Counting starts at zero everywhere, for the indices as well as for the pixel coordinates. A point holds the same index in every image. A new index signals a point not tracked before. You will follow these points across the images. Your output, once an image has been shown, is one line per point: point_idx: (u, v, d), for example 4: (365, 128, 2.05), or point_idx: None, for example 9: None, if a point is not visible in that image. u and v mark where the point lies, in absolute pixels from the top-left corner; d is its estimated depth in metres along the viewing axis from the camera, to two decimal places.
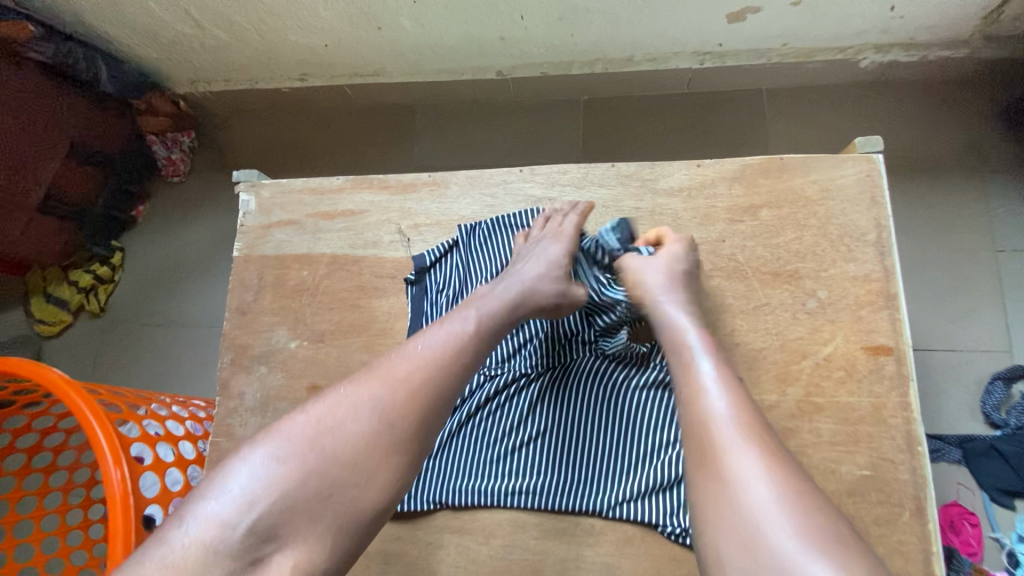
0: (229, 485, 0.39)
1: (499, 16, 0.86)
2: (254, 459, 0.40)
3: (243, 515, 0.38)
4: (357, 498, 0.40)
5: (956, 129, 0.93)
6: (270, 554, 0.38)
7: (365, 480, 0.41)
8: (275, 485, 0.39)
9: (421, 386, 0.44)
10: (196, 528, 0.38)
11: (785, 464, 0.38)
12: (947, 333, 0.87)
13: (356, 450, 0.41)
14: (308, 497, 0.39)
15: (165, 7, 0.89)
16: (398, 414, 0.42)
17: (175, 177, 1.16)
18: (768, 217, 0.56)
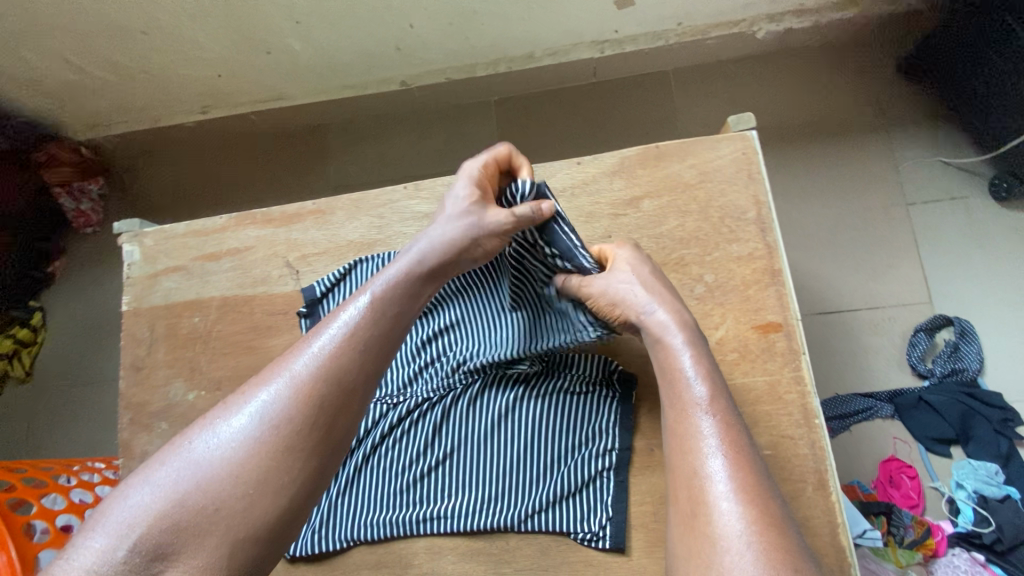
0: (112, 516, 0.36)
1: (388, 26, 0.84)
2: (137, 485, 0.37)
3: (125, 538, 0.35)
4: (248, 508, 0.37)
5: (859, 88, 0.95)
6: (161, 571, 0.35)
7: (257, 488, 0.37)
8: (159, 505, 0.36)
9: (314, 384, 0.40)
10: (79, 558, 0.35)
11: (757, 477, 0.40)
12: (869, 291, 0.89)
13: (247, 462, 0.38)
14: (191, 513, 0.36)
15: (41, 55, 0.85)
16: (290, 414, 0.39)
17: (88, 229, 1.12)
18: (650, 207, 0.56)
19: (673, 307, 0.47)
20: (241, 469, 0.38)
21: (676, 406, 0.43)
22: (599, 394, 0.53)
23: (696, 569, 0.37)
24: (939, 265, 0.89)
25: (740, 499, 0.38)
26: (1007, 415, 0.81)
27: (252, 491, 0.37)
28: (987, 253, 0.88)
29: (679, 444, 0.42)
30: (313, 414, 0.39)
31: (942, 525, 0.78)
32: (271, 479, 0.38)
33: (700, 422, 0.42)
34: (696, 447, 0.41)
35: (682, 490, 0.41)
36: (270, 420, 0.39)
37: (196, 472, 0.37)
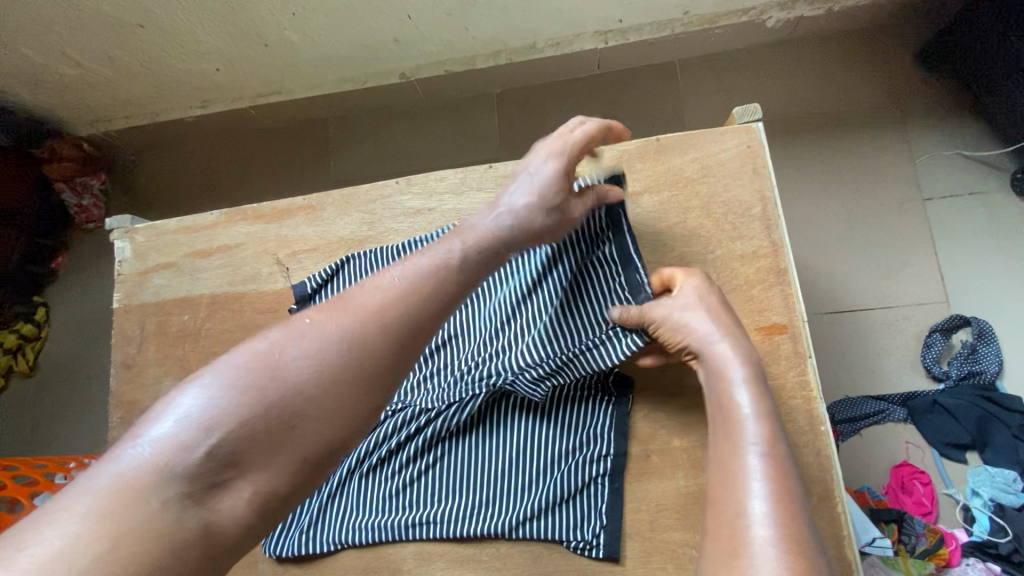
0: (177, 408, 0.32)
1: (385, 17, 0.82)
2: (193, 390, 0.32)
3: (204, 435, 0.31)
4: (320, 434, 0.33)
5: (874, 79, 0.91)
6: (229, 478, 0.31)
7: (334, 411, 0.33)
8: (226, 415, 0.31)
9: (393, 319, 0.36)
10: (146, 451, 0.30)
11: (806, 530, 0.36)
12: (882, 290, 0.85)
13: (323, 373, 0.34)
14: (268, 422, 0.32)
15: (37, 50, 0.85)
16: (370, 344, 0.35)
17: (89, 224, 1.12)
18: (649, 203, 0.54)
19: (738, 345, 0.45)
20: (322, 391, 0.33)
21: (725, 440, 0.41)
22: (592, 399, 0.51)
23: None
24: (956, 263, 0.85)
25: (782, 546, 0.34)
26: None
27: (326, 407, 0.33)
28: (1007, 251, 0.85)
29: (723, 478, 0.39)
30: (393, 343, 0.36)
31: (956, 534, 0.75)
32: (344, 410, 0.34)
33: (749, 458, 0.39)
34: (743, 483, 0.38)
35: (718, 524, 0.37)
36: (349, 350, 0.35)
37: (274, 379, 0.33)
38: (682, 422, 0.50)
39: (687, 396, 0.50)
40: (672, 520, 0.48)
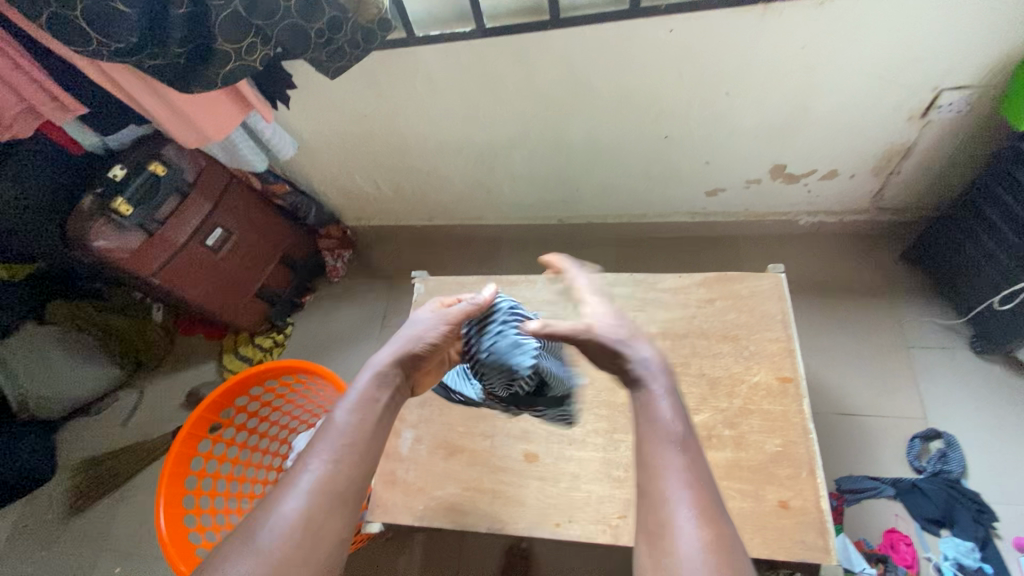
0: (260, 538, 0.51)
1: (563, 188, 1.41)
2: (264, 525, 0.51)
3: (277, 533, 0.51)
4: (340, 521, 0.54)
5: (872, 265, 1.38)
6: (295, 552, 0.51)
7: (339, 500, 0.54)
8: (281, 530, 0.51)
9: (359, 440, 0.58)
10: (259, 554, 0.50)
11: (701, 473, 0.52)
12: (877, 403, 1.23)
13: (345, 471, 0.56)
14: (312, 524, 0.52)
15: (364, 179, 1.49)
16: (347, 458, 0.57)
17: (335, 277, 1.71)
18: (720, 305, 1.00)
19: (655, 391, 0.58)
20: (329, 493, 0.54)
21: (642, 404, 0.58)
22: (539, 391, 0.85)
23: (653, 539, 0.49)
24: (933, 392, 1.22)
25: (706, 545, 0.47)
26: (983, 507, 1.08)
27: (317, 558, 0.51)
28: (969, 388, 1.21)
29: (654, 507, 0.51)
30: (363, 450, 0.58)
31: None
32: (346, 500, 0.55)
33: (669, 426, 0.55)
34: (663, 447, 0.53)
35: (648, 534, 0.50)
36: (337, 464, 0.56)
37: (260, 560, 0.49)
38: (729, 420, 0.90)
39: (734, 407, 0.91)
40: (722, 472, 0.86)
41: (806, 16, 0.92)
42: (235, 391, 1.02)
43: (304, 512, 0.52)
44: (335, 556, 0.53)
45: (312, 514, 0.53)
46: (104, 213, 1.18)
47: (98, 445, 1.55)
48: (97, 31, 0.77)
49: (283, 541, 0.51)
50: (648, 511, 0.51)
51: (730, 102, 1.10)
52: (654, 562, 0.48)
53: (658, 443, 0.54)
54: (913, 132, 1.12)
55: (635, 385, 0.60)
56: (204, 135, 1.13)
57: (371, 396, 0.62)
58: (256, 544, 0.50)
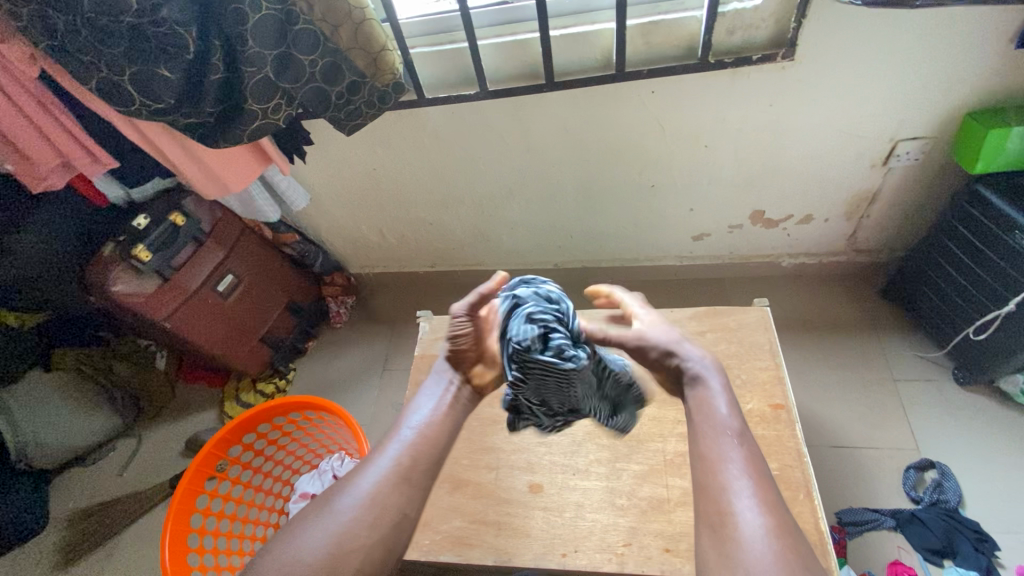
0: (338, 510, 0.61)
1: (559, 235, 1.50)
2: (342, 501, 0.62)
3: (350, 508, 0.61)
4: (405, 503, 0.63)
5: (854, 303, 1.46)
6: (361, 526, 0.60)
7: (406, 484, 0.64)
8: (353, 504, 0.62)
9: (431, 432, 0.68)
10: (335, 523, 0.60)
11: (758, 467, 0.58)
12: (870, 435, 1.26)
13: (413, 459, 0.65)
14: (377, 504, 0.62)
15: (370, 229, 1.58)
16: (413, 449, 0.66)
17: (338, 323, 1.76)
18: (710, 336, 1.06)
19: (711, 389, 0.64)
20: (394, 480, 0.64)
21: (698, 402, 0.64)
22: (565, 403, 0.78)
23: (714, 523, 0.55)
24: (923, 424, 1.26)
25: (768, 528, 0.52)
26: (983, 535, 1.09)
27: (377, 531, 0.61)
28: (957, 419, 1.25)
29: (713, 494, 0.57)
30: (434, 437, 0.68)
31: None
32: (410, 489, 0.64)
33: (725, 424, 0.61)
34: (719, 441, 0.60)
35: (710, 519, 0.56)
36: (405, 452, 0.66)
37: (336, 523, 0.60)
38: None
39: None
40: None
41: (770, 77, 1.04)
42: (243, 428, 1.05)
43: (376, 491, 0.62)
44: (397, 534, 0.61)
45: (379, 492, 0.62)
46: (125, 259, 1.25)
47: (92, 496, 1.52)
48: (140, 93, 0.86)
49: (356, 513, 0.61)
50: (707, 497, 0.57)
51: (709, 154, 1.21)
52: (719, 543, 0.53)
53: (717, 440, 0.60)
54: (877, 177, 1.23)
55: (691, 384, 0.66)
56: (224, 186, 1.21)
57: (450, 400, 0.72)
58: (335, 514, 0.61)
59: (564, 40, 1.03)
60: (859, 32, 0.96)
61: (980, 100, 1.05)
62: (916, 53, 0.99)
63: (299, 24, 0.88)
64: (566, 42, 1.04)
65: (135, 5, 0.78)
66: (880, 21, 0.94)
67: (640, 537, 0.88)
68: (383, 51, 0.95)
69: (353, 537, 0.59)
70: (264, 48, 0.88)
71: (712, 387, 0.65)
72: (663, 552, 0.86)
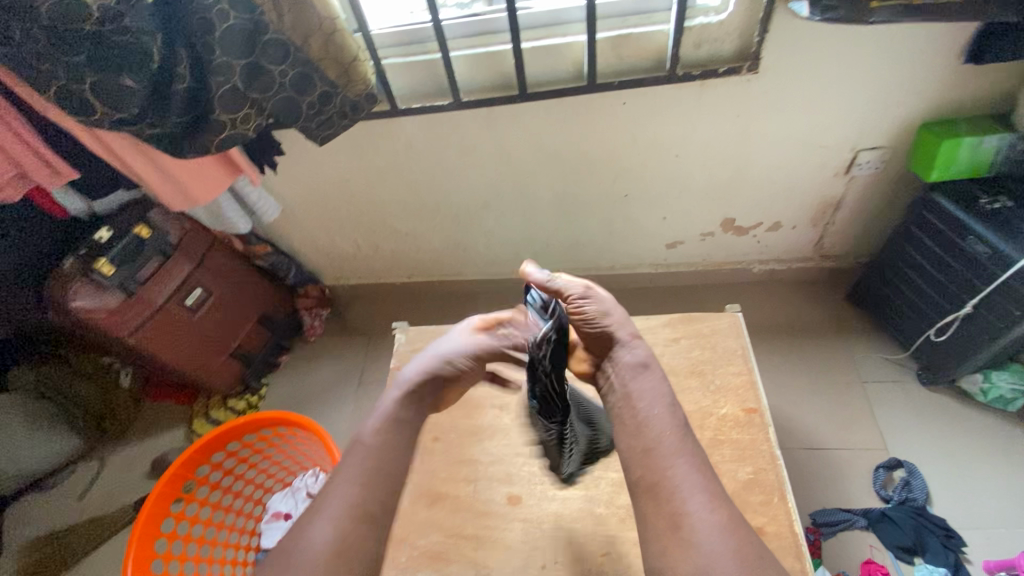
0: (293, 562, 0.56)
1: (536, 245, 1.50)
2: (298, 550, 0.57)
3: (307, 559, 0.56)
4: (367, 538, 0.59)
5: (822, 307, 1.50)
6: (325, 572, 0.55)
7: (366, 517, 0.60)
8: (311, 551, 0.56)
9: (385, 456, 0.65)
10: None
11: (703, 463, 0.61)
12: (840, 436, 1.29)
13: (369, 490, 0.62)
14: (340, 545, 0.57)
15: (345, 240, 1.56)
16: (367, 480, 0.63)
17: (312, 336, 1.72)
18: (684, 342, 1.08)
19: (656, 387, 0.68)
20: (352, 516, 0.59)
21: (639, 397, 0.67)
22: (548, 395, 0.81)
23: (668, 524, 0.57)
24: (890, 424, 1.29)
25: (723, 523, 0.56)
26: (950, 532, 1.13)
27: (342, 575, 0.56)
28: (921, 418, 1.29)
29: (665, 496, 0.58)
30: (388, 461, 0.65)
31: None
32: (370, 521, 0.60)
33: (669, 422, 0.64)
34: (665, 438, 0.62)
35: (663, 520, 0.57)
36: (358, 483, 0.62)
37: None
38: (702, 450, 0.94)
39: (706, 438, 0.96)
40: None
41: (736, 89, 1.07)
42: (212, 448, 1.01)
43: (334, 532, 0.58)
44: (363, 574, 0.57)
45: (338, 531, 0.58)
46: (86, 274, 1.20)
47: (50, 523, 1.45)
48: (101, 102, 0.83)
49: (316, 559, 0.56)
50: (658, 495, 0.59)
51: (680, 164, 1.24)
52: (676, 546, 0.55)
53: (663, 439, 0.62)
54: (841, 185, 1.27)
55: (631, 374, 0.69)
56: (193, 199, 1.18)
57: (398, 414, 0.69)
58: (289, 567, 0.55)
59: (536, 52, 1.05)
60: (819, 45, 0.99)
61: (934, 112, 1.10)
62: (874, 66, 1.03)
63: (268, 33, 0.87)
64: (539, 54, 1.05)
65: (99, 13, 0.76)
66: (839, 36, 0.98)
67: (619, 546, 0.88)
68: (354, 61, 0.95)
69: None
70: (233, 57, 0.86)
71: (652, 383, 0.68)
72: (642, 560, 0.86)
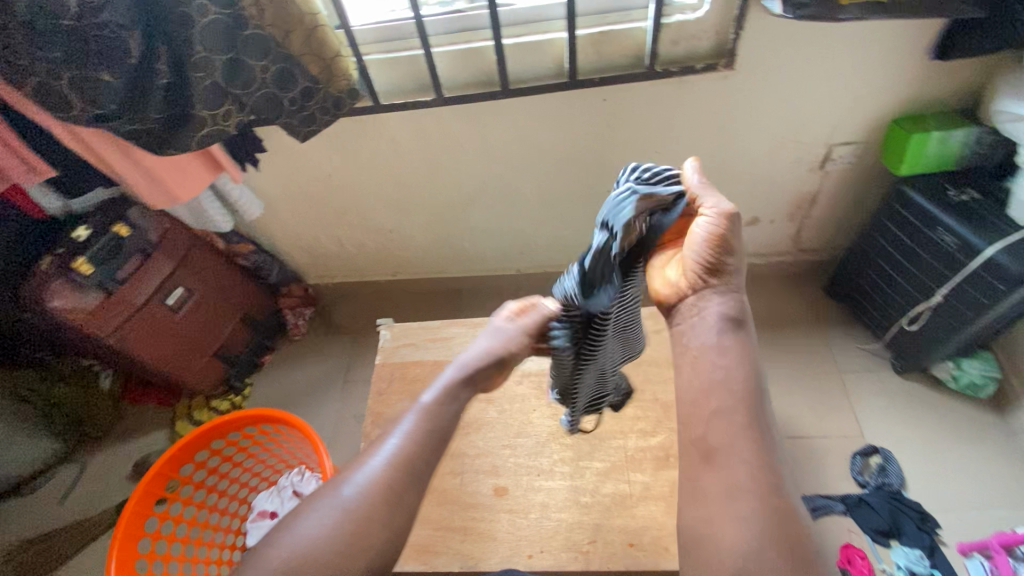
0: (334, 503, 0.58)
1: (522, 241, 1.52)
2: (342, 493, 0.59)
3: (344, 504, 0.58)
4: (403, 495, 0.59)
5: (800, 300, 1.53)
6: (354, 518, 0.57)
7: (405, 474, 0.60)
8: (353, 498, 0.58)
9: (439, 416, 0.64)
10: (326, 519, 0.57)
11: (765, 436, 0.56)
12: (819, 425, 1.32)
13: (416, 448, 0.61)
14: (376, 498, 0.58)
15: (328, 238, 1.56)
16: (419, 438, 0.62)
17: (296, 335, 1.71)
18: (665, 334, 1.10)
19: (734, 343, 0.59)
20: (394, 469, 0.60)
21: (726, 352, 0.58)
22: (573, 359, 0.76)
23: (719, 487, 0.53)
24: (867, 412, 1.33)
25: (773, 499, 0.52)
26: (925, 515, 1.16)
27: (374, 527, 0.57)
28: (896, 405, 1.33)
29: (720, 460, 0.54)
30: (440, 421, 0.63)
31: None
32: (408, 482, 0.59)
33: (748, 384, 0.57)
34: (737, 400, 0.56)
35: (713, 483, 0.54)
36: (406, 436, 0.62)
37: (336, 514, 0.57)
38: None
39: None
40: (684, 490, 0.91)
41: (713, 86, 1.10)
42: (196, 447, 1.01)
43: (376, 481, 0.59)
44: (392, 533, 0.57)
45: (379, 483, 0.59)
46: (64, 273, 1.18)
47: (30, 528, 1.42)
48: (79, 97, 0.82)
49: (355, 504, 0.58)
50: (710, 459, 0.55)
51: (660, 161, 1.26)
52: (720, 512, 0.52)
53: (727, 400, 0.56)
54: (816, 180, 1.30)
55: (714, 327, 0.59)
56: (174, 197, 1.17)
57: (451, 393, 0.65)
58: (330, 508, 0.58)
59: (517, 49, 1.06)
60: (792, 42, 1.02)
61: (903, 108, 1.14)
62: (845, 63, 1.06)
63: (249, 29, 0.87)
64: (520, 51, 1.06)
65: (76, 8, 0.76)
66: (810, 34, 1.01)
67: (605, 533, 0.89)
68: (335, 57, 0.95)
69: (344, 535, 0.56)
70: (213, 52, 0.85)
71: (732, 340, 0.59)
72: (626, 546, 0.87)
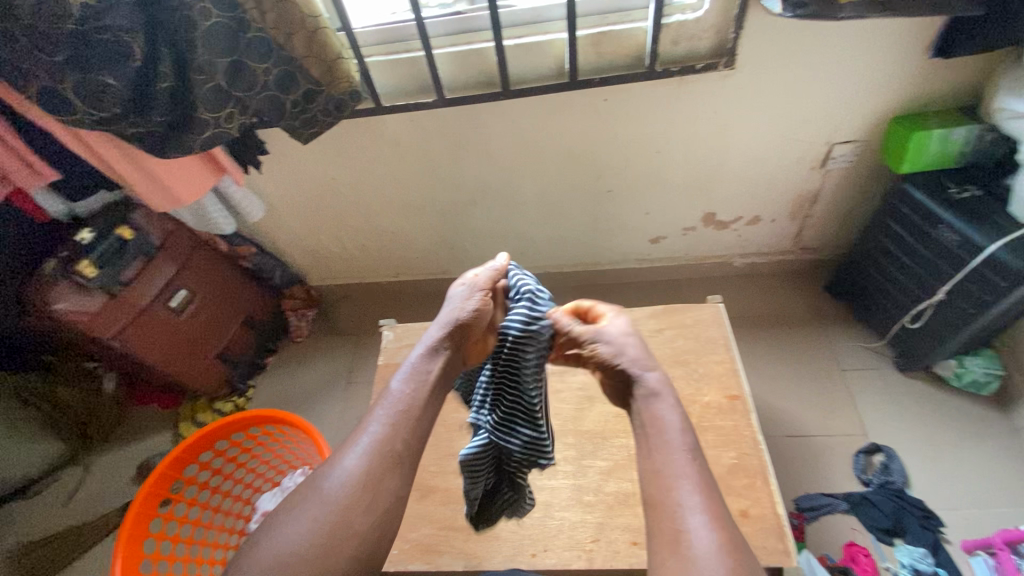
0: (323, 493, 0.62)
1: (523, 242, 1.52)
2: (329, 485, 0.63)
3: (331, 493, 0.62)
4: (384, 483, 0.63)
5: (803, 299, 1.53)
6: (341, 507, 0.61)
7: (384, 460, 0.64)
8: (339, 485, 0.63)
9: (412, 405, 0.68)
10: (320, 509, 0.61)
11: (712, 484, 0.60)
12: (822, 423, 1.32)
13: (396, 437, 0.66)
14: (359, 486, 0.62)
15: (331, 240, 1.56)
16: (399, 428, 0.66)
17: (299, 336, 1.72)
18: (667, 333, 1.10)
19: (664, 405, 0.66)
20: (373, 457, 0.64)
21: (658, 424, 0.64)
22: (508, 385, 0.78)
23: (670, 538, 0.56)
24: (869, 410, 1.33)
25: (721, 543, 0.54)
26: (928, 513, 1.16)
27: (361, 514, 0.61)
28: (899, 403, 1.33)
29: (667, 512, 0.58)
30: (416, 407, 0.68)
31: None
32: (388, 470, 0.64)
33: (680, 443, 0.62)
34: (674, 460, 0.61)
35: (664, 536, 0.57)
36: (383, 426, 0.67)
37: (326, 504, 0.61)
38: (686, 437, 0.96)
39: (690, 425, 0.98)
40: None
41: (714, 85, 1.10)
42: (199, 447, 1.01)
43: (359, 469, 0.63)
44: (381, 519, 0.62)
45: (362, 469, 0.63)
46: (68, 276, 1.19)
47: (36, 529, 1.42)
48: (82, 100, 0.82)
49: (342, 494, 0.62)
50: (659, 509, 0.59)
51: (661, 160, 1.26)
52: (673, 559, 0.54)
53: (669, 457, 0.61)
54: (817, 179, 1.30)
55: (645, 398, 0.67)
56: (177, 200, 1.17)
57: (421, 372, 0.70)
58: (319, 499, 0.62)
59: (518, 50, 1.06)
60: (793, 40, 1.02)
61: (903, 106, 1.14)
62: (845, 62, 1.06)
63: (251, 32, 0.87)
64: (521, 52, 1.07)
65: (79, 10, 0.76)
66: (809, 32, 1.01)
67: (608, 532, 0.89)
68: (338, 59, 0.95)
69: (334, 523, 0.60)
70: (215, 55, 0.86)
71: (664, 409, 0.65)
72: (630, 545, 0.88)
